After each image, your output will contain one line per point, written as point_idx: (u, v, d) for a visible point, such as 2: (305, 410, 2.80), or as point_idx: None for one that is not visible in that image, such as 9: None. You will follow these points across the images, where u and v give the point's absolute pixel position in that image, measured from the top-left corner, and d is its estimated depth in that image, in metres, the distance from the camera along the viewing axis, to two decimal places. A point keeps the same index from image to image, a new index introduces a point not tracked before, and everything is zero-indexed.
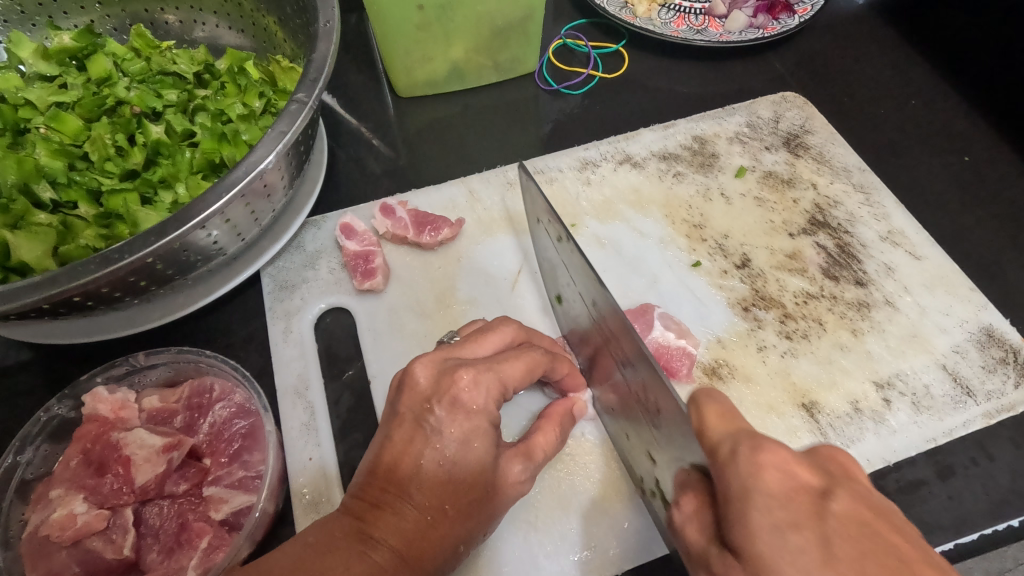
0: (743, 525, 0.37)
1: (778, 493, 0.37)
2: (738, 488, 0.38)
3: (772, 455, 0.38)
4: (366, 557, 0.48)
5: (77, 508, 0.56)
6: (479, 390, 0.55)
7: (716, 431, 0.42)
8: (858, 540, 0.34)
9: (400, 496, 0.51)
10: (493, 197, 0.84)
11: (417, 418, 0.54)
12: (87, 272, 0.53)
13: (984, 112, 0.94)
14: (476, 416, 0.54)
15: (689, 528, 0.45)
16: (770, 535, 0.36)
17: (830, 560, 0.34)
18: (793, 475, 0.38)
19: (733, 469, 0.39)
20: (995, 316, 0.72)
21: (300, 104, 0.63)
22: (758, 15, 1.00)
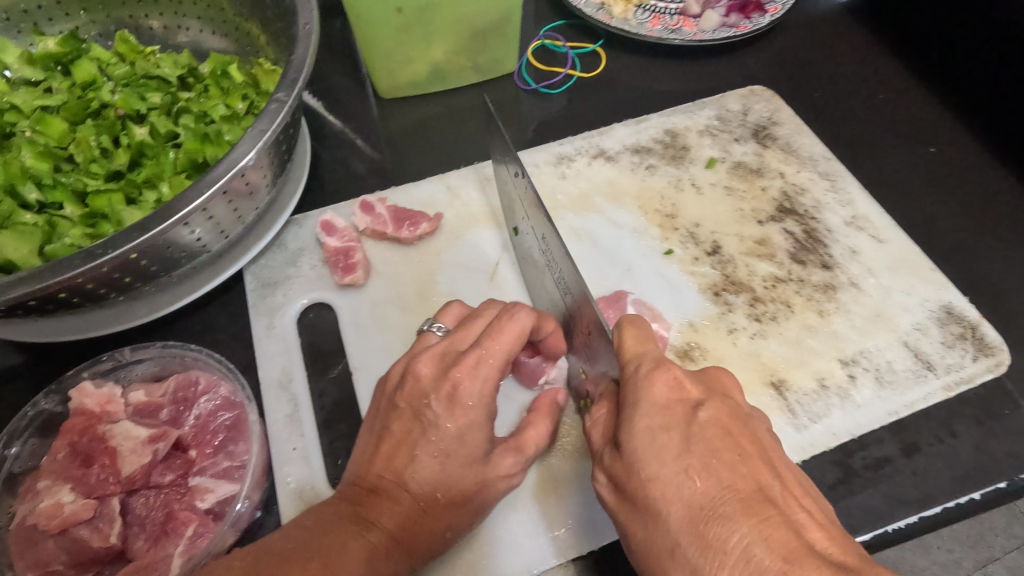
0: (629, 424, 0.49)
1: (660, 402, 0.49)
2: (632, 396, 0.51)
3: (663, 374, 0.51)
4: (362, 537, 0.50)
5: (64, 498, 0.57)
6: (477, 382, 0.56)
7: (630, 351, 0.54)
8: (711, 439, 0.47)
9: (397, 483, 0.54)
10: (471, 193, 0.86)
11: (415, 411, 0.56)
12: (71, 266, 0.55)
13: (949, 104, 0.97)
14: (472, 412, 0.55)
15: (595, 430, 0.56)
16: (646, 432, 0.48)
17: (686, 451, 0.46)
18: (677, 390, 0.50)
19: (633, 381, 0.51)
20: (955, 294, 0.75)
21: (279, 103, 0.66)
22: (731, 14, 1.04)
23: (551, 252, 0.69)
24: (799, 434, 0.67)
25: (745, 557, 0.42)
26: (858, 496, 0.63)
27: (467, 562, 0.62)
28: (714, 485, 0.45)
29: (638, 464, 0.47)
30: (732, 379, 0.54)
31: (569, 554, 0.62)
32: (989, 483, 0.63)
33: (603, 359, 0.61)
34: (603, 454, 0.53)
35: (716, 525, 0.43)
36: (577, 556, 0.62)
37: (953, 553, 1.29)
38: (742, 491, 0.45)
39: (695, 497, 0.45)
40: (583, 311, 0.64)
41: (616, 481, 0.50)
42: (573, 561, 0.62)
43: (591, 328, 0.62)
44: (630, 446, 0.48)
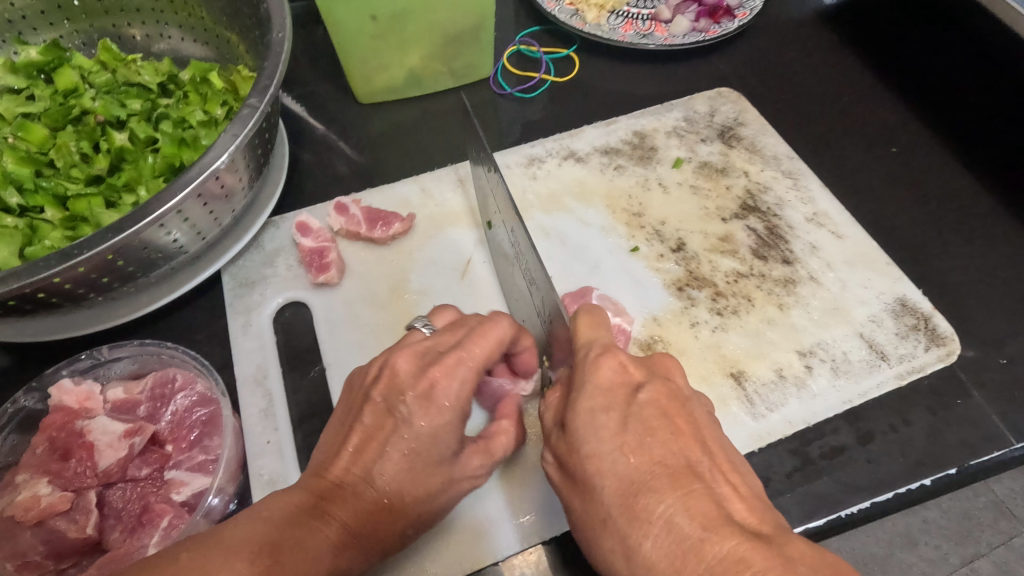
0: (574, 406, 0.52)
1: (603, 384, 0.52)
2: (578, 380, 0.53)
3: (608, 359, 0.53)
4: (320, 529, 0.49)
5: (41, 490, 0.59)
6: (454, 383, 0.58)
7: (584, 337, 0.56)
8: (648, 419, 0.49)
9: (364, 479, 0.55)
10: (445, 194, 0.89)
11: (388, 407, 0.58)
12: (48, 266, 0.58)
13: (911, 106, 1.00)
14: (446, 413, 0.58)
15: (547, 412, 0.58)
16: (588, 412, 0.51)
17: (623, 430, 0.49)
18: (622, 373, 0.53)
19: (581, 366, 0.54)
20: (910, 287, 0.78)
21: (252, 108, 0.68)
22: (700, 20, 1.07)
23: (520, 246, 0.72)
24: (756, 422, 0.69)
25: (666, 526, 0.44)
26: (813, 483, 0.65)
27: (432, 547, 0.63)
28: (645, 461, 0.47)
29: (580, 441, 0.50)
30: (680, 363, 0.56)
31: (532, 540, 0.64)
32: (940, 469, 0.66)
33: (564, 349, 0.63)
34: (554, 433, 0.56)
35: (644, 497, 0.46)
36: (541, 542, 0.64)
37: (938, 548, 1.31)
38: (671, 467, 0.47)
39: (628, 473, 0.47)
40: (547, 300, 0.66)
41: (563, 457, 0.53)
42: (538, 546, 0.63)
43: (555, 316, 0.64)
44: (573, 425, 0.51)
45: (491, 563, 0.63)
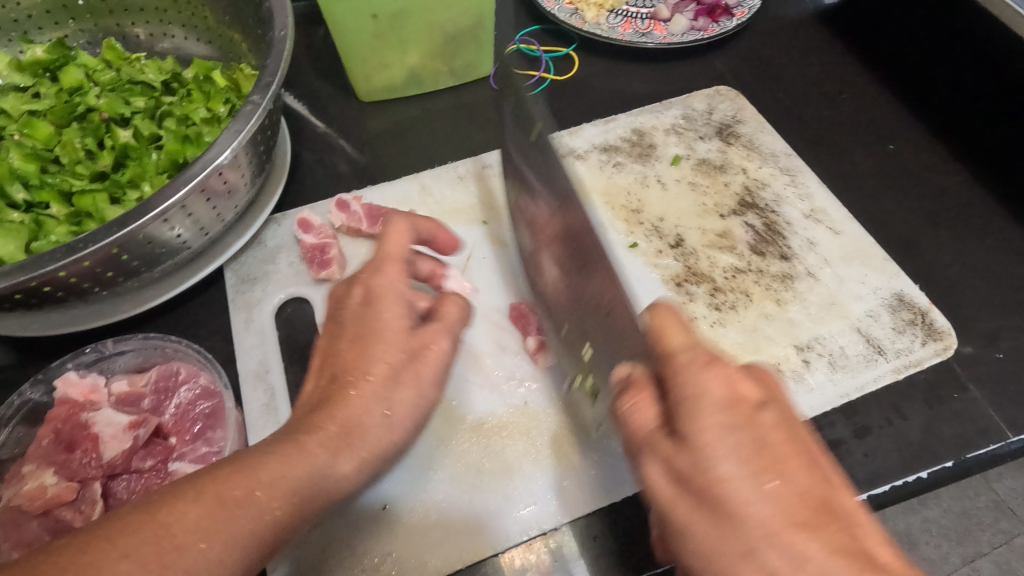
0: (693, 421, 0.44)
1: (724, 398, 0.44)
2: (688, 391, 0.45)
3: (721, 370, 0.46)
4: (296, 442, 0.52)
5: (47, 481, 0.60)
6: (381, 277, 0.62)
7: (679, 341, 0.49)
8: (779, 446, 0.43)
9: (331, 384, 0.56)
10: (444, 191, 0.90)
11: (336, 318, 0.61)
12: (54, 259, 0.59)
13: (909, 104, 1.01)
14: (386, 297, 0.60)
15: (636, 416, 0.49)
16: (715, 429, 0.43)
17: (757, 454, 0.42)
18: (738, 388, 0.45)
19: (687, 374, 0.46)
20: (906, 282, 0.79)
21: (254, 105, 0.69)
22: (699, 18, 1.08)
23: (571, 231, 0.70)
24: None
25: (830, 571, 0.37)
26: None
27: (433, 539, 0.64)
28: (792, 493, 0.40)
29: (709, 461, 0.42)
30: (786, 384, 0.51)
31: (532, 532, 0.64)
32: (936, 463, 0.66)
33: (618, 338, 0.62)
34: (654, 445, 0.46)
35: (794, 535, 0.39)
36: (541, 534, 0.64)
37: (939, 548, 1.32)
38: (816, 499, 0.41)
39: (776, 505, 0.40)
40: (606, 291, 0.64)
41: (676, 474, 0.44)
42: (540, 539, 0.64)
43: (613, 302, 0.63)
44: (697, 439, 0.43)
45: (492, 555, 0.63)
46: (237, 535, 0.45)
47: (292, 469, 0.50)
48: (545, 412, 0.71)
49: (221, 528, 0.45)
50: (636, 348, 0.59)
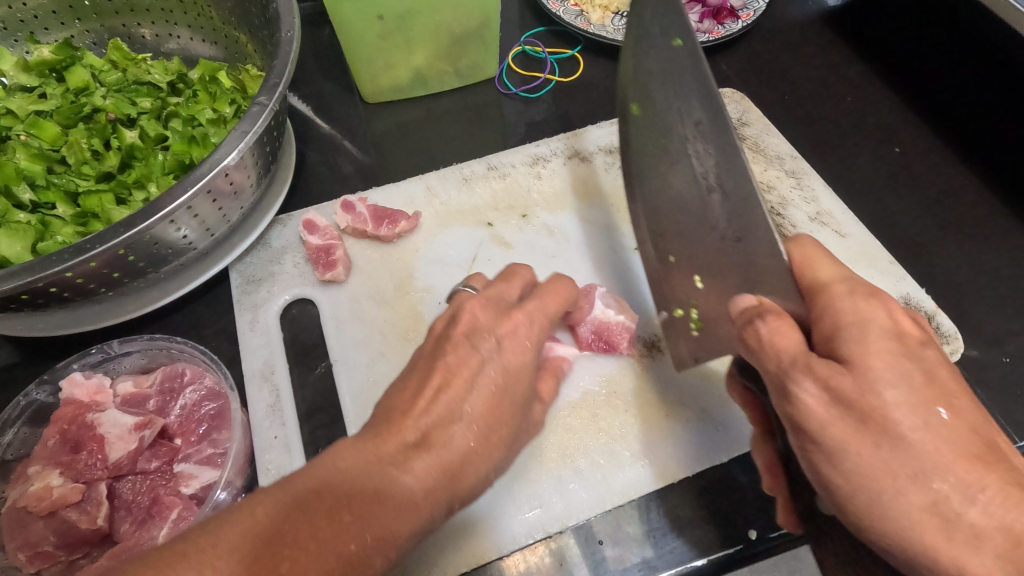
0: (863, 344, 0.48)
1: (893, 330, 0.49)
2: (850, 316, 0.50)
3: (883, 304, 0.51)
4: (399, 482, 0.47)
5: (52, 482, 0.60)
6: (524, 328, 0.59)
7: (827, 274, 0.55)
8: (947, 383, 0.47)
9: (444, 419, 0.52)
10: (450, 193, 0.90)
11: (468, 340, 0.56)
12: (62, 260, 0.59)
13: (916, 107, 1.01)
14: (524, 354, 0.58)
15: (779, 339, 0.50)
16: (886, 354, 0.47)
17: (927, 383, 0.46)
18: (897, 324, 0.50)
19: (844, 303, 0.51)
20: (912, 286, 0.79)
21: (261, 106, 0.69)
22: (704, 20, 1.08)
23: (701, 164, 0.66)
24: None
25: (995, 495, 0.42)
26: None
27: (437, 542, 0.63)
28: (962, 425, 0.44)
29: (878, 385, 0.45)
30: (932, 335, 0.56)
31: (537, 535, 0.64)
32: None
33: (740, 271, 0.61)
34: (811, 364, 0.48)
35: (964, 465, 0.43)
36: (546, 537, 0.64)
37: None
38: (982, 437, 0.45)
39: (945, 434, 0.44)
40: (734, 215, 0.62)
41: (838, 396, 0.46)
42: (543, 542, 0.64)
43: (741, 232, 0.62)
44: (866, 362, 0.46)
45: (496, 558, 0.63)
46: None
47: (395, 517, 0.45)
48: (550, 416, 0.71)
49: None
50: (756, 270, 0.60)
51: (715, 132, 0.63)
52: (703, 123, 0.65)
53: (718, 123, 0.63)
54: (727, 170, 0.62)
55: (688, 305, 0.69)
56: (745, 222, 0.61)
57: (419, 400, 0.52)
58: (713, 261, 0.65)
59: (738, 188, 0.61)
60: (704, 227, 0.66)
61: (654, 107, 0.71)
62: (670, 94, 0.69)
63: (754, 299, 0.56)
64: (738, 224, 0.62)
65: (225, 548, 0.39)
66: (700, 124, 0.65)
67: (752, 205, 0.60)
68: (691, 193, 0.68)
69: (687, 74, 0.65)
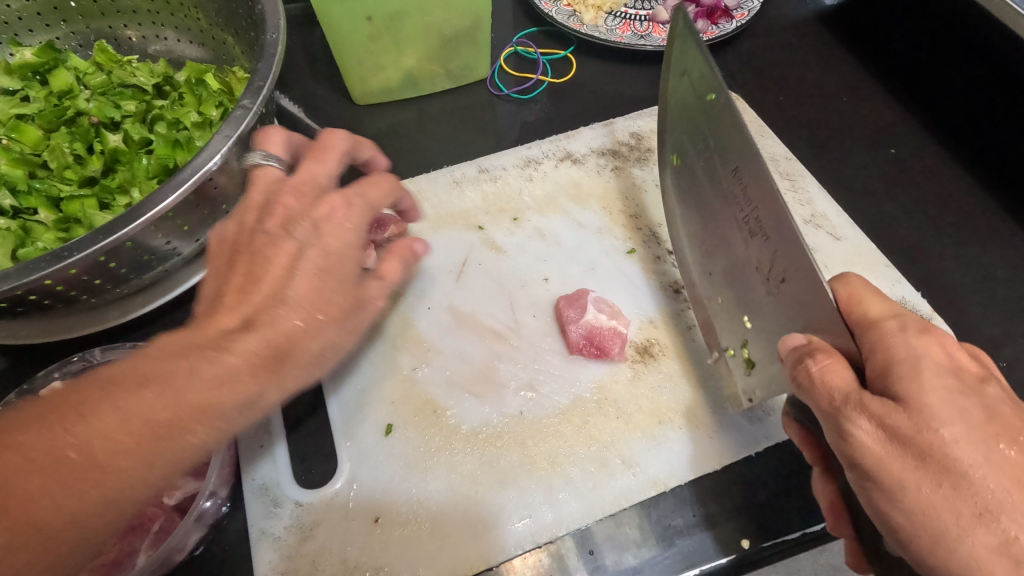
0: (920, 381, 0.45)
1: (949, 364, 0.46)
2: (906, 352, 0.47)
3: (938, 339, 0.48)
4: (217, 360, 0.45)
5: None
6: (351, 209, 0.57)
7: (877, 309, 0.52)
8: (1007, 417, 0.45)
9: (273, 297, 0.50)
10: (440, 196, 0.89)
11: (254, 228, 0.55)
12: (39, 268, 0.58)
13: (911, 107, 1.00)
14: (347, 231, 0.56)
15: (831, 379, 0.47)
16: (942, 392, 0.44)
17: (988, 419, 0.44)
18: (955, 357, 0.47)
19: (903, 339, 0.48)
20: (908, 289, 0.78)
21: (244, 110, 0.67)
22: (698, 20, 1.06)
23: (743, 194, 0.62)
24: (753, 426, 0.69)
25: None
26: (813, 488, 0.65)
27: (426, 552, 0.62)
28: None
29: (937, 421, 0.43)
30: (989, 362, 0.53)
31: (528, 545, 0.63)
32: None
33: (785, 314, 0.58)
34: (864, 401, 0.45)
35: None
36: (537, 547, 0.63)
37: None
38: None
39: (1010, 471, 0.42)
40: (779, 257, 0.57)
41: (893, 434, 0.44)
42: (536, 550, 0.63)
43: (788, 272, 0.56)
44: (922, 401, 0.44)
45: (487, 569, 0.62)
46: (170, 462, 0.43)
47: (220, 390, 0.45)
48: (535, 422, 0.70)
49: (156, 458, 0.42)
50: (802, 315, 0.56)
51: (751, 173, 0.61)
52: (741, 167, 0.63)
53: (754, 163, 0.60)
54: (767, 210, 0.58)
55: (741, 343, 0.66)
56: (787, 260, 0.56)
57: (244, 289, 0.51)
58: (761, 304, 0.61)
59: (778, 229, 0.57)
60: (751, 268, 0.62)
61: (692, 156, 0.74)
62: (704, 141, 0.71)
63: (803, 338, 0.52)
64: (781, 262, 0.57)
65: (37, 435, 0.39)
66: (740, 168, 0.63)
67: (794, 246, 0.54)
68: (739, 235, 0.64)
69: (727, 113, 0.64)
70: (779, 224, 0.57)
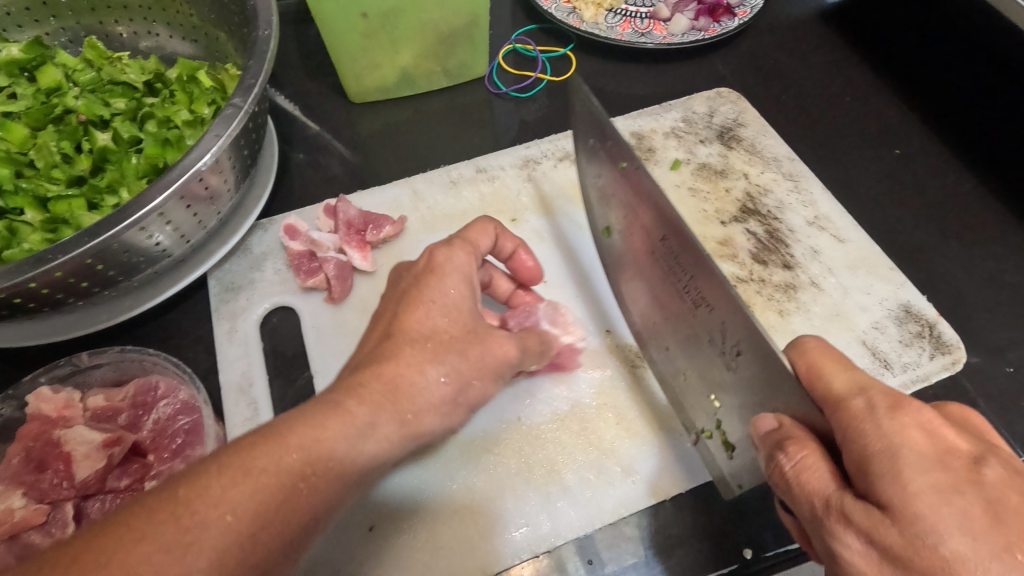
0: (899, 481, 0.41)
1: (931, 454, 0.41)
2: (881, 444, 0.42)
3: (915, 419, 0.43)
4: (341, 407, 0.49)
5: (15, 504, 0.58)
6: (459, 254, 0.62)
7: (841, 383, 0.47)
8: (1015, 507, 0.39)
9: (387, 341, 0.56)
10: (437, 197, 0.87)
11: (395, 282, 0.62)
12: (22, 271, 0.56)
13: (916, 107, 0.98)
14: (453, 272, 0.60)
15: (806, 478, 0.46)
16: (929, 493, 0.40)
17: (992, 519, 0.39)
18: (939, 442, 0.42)
19: (878, 428, 0.43)
20: (913, 293, 0.76)
21: (235, 108, 0.66)
22: (700, 18, 1.04)
23: (678, 261, 0.63)
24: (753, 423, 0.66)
25: None
26: None
27: (422, 562, 0.61)
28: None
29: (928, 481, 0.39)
30: (979, 421, 0.48)
31: (525, 555, 0.61)
32: None
33: (747, 388, 0.55)
34: (845, 508, 0.43)
35: None
36: (534, 556, 0.61)
37: None
38: None
39: None
40: (728, 327, 0.56)
41: (883, 548, 0.41)
42: (533, 560, 0.61)
43: (740, 345, 0.55)
44: (905, 505, 0.40)
45: None
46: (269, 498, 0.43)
47: (332, 435, 0.47)
48: (536, 429, 0.68)
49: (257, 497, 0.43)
50: (761, 388, 0.53)
51: (681, 244, 0.61)
52: (668, 236, 0.63)
53: (679, 233, 0.61)
54: (708, 280, 0.58)
55: (715, 424, 0.61)
56: (738, 333, 0.55)
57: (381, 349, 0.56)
58: (723, 380, 0.58)
59: (721, 299, 0.57)
60: (702, 341, 0.61)
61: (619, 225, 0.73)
62: (625, 212, 0.70)
63: (775, 421, 0.51)
64: (733, 337, 0.56)
65: (232, 474, 0.43)
66: (665, 237, 0.64)
67: (741, 317, 0.54)
68: (682, 307, 0.63)
69: (641, 181, 0.65)
70: (723, 292, 0.56)
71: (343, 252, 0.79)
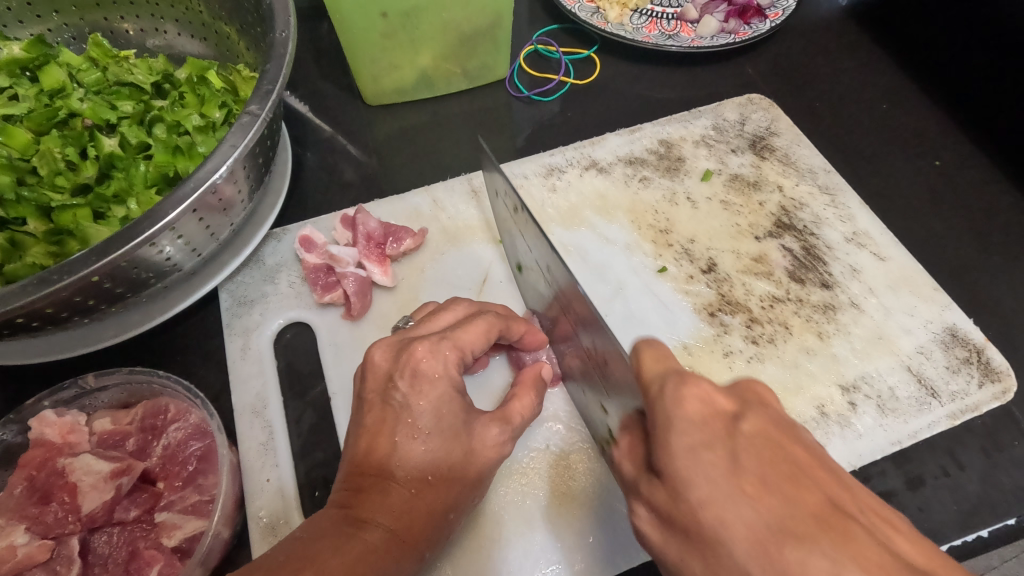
0: (666, 449, 0.40)
1: (696, 415, 0.40)
2: (661, 417, 0.41)
3: (693, 386, 0.41)
4: (358, 537, 0.47)
5: (18, 540, 0.55)
6: (437, 358, 0.55)
7: (649, 372, 0.44)
8: (764, 453, 0.38)
9: (383, 475, 0.50)
10: (458, 206, 0.83)
11: (382, 397, 0.53)
12: (26, 293, 0.52)
13: (956, 116, 0.94)
14: (438, 383, 0.54)
15: (624, 460, 0.49)
16: (686, 454, 0.39)
17: (736, 467, 0.37)
18: (711, 402, 0.41)
19: (660, 403, 0.42)
20: (959, 316, 0.73)
21: (253, 116, 0.62)
22: (730, 20, 1.00)
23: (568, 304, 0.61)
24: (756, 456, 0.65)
25: None
26: None
27: None
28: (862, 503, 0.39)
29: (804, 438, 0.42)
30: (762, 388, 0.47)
31: None
32: (997, 520, 0.61)
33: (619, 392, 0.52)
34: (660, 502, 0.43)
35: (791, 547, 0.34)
36: None
37: None
38: (813, 506, 0.36)
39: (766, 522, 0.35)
40: (596, 340, 0.54)
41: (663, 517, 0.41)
42: None
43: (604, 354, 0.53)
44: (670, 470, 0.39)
45: None
46: None
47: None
48: (564, 460, 0.65)
49: None
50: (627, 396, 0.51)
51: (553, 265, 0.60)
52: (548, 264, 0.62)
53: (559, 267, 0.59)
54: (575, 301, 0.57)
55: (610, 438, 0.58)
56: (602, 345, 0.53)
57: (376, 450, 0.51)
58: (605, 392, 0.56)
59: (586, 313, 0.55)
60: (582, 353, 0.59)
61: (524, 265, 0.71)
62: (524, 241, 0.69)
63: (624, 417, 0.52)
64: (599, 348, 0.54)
65: None
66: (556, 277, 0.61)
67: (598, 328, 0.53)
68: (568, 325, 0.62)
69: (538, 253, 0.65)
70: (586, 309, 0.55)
71: (361, 266, 0.75)
